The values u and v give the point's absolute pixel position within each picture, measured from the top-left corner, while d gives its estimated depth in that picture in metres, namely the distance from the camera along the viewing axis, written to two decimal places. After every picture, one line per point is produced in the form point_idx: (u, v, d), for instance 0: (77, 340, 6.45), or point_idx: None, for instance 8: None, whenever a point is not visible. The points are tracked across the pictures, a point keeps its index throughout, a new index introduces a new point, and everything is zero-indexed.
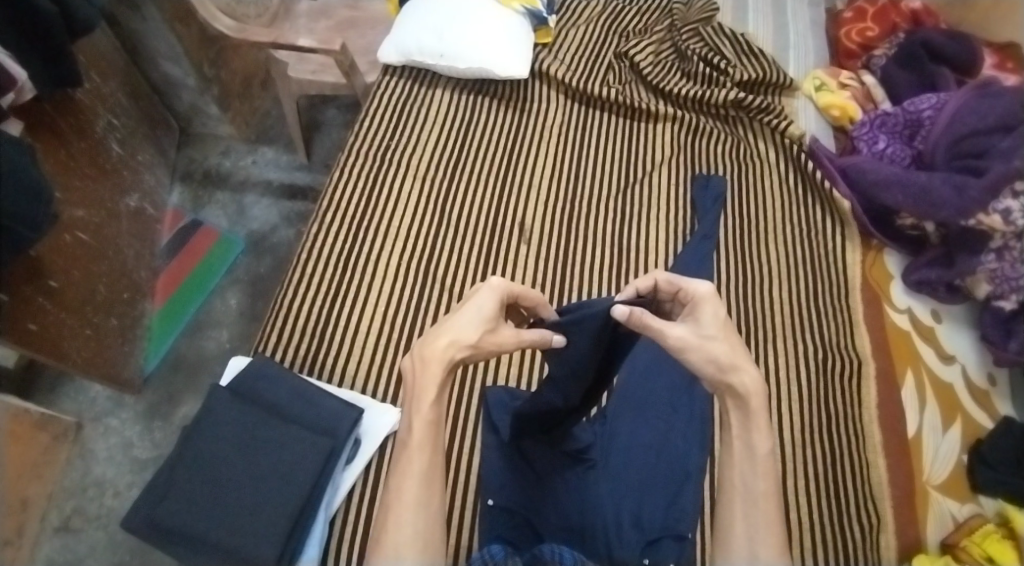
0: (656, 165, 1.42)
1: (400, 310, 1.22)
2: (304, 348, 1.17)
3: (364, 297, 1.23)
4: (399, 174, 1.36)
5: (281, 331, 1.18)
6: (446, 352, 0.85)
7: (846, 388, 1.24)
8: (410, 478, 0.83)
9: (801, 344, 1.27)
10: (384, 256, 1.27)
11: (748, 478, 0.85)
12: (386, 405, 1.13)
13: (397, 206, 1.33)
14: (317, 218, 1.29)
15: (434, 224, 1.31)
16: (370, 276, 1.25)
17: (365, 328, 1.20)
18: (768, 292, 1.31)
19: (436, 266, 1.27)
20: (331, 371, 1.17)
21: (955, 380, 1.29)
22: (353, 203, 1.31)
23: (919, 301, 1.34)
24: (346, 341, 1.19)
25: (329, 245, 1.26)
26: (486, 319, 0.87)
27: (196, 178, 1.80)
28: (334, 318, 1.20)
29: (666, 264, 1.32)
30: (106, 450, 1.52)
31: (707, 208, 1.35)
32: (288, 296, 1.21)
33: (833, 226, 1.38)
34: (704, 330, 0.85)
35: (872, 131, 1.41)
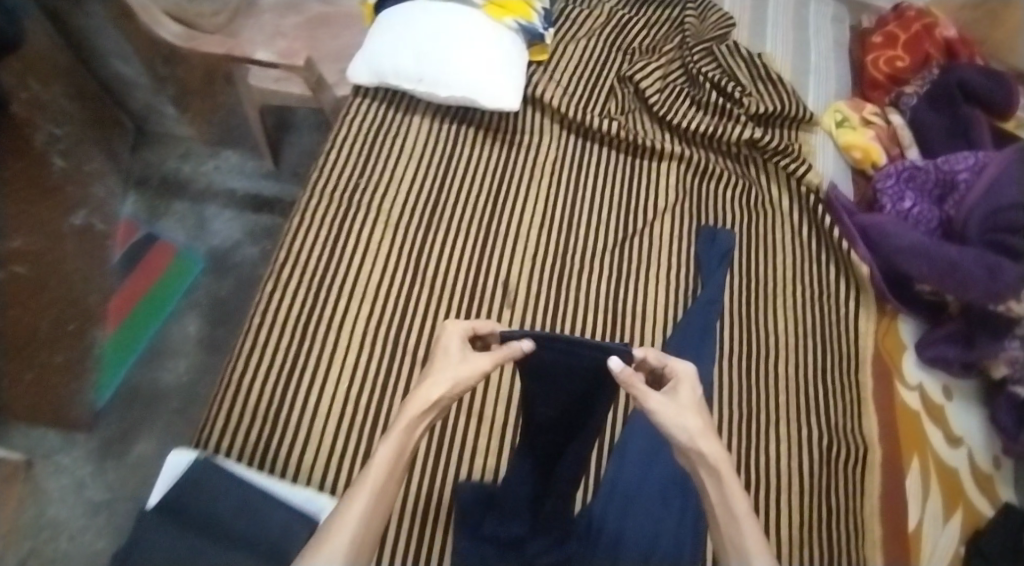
0: (658, 214, 1.28)
1: (367, 388, 1.11)
2: (255, 435, 1.05)
3: (328, 372, 1.11)
4: (370, 222, 1.22)
5: (228, 414, 1.06)
6: (424, 402, 0.77)
7: (851, 477, 1.14)
8: (359, 514, 0.72)
9: (807, 430, 1.16)
10: (353, 321, 1.15)
11: (733, 532, 0.74)
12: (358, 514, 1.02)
13: (368, 258, 1.20)
14: (276, 276, 1.16)
15: (409, 283, 1.19)
16: (337, 345, 1.13)
17: (331, 411, 1.09)
18: (773, 366, 1.19)
19: (411, 331, 1.16)
20: (289, 463, 1.05)
21: (961, 465, 1.21)
22: (316, 256, 1.18)
23: (930, 377, 1.25)
24: (304, 425, 1.07)
25: (292, 309, 1.14)
26: (452, 360, 0.81)
27: (153, 185, 1.64)
28: (293, 399, 1.08)
29: (664, 332, 1.19)
30: (58, 490, 1.39)
31: (713, 267, 1.22)
32: (242, 372, 1.09)
33: (848, 289, 1.26)
34: (682, 404, 0.79)
35: (899, 185, 1.26)
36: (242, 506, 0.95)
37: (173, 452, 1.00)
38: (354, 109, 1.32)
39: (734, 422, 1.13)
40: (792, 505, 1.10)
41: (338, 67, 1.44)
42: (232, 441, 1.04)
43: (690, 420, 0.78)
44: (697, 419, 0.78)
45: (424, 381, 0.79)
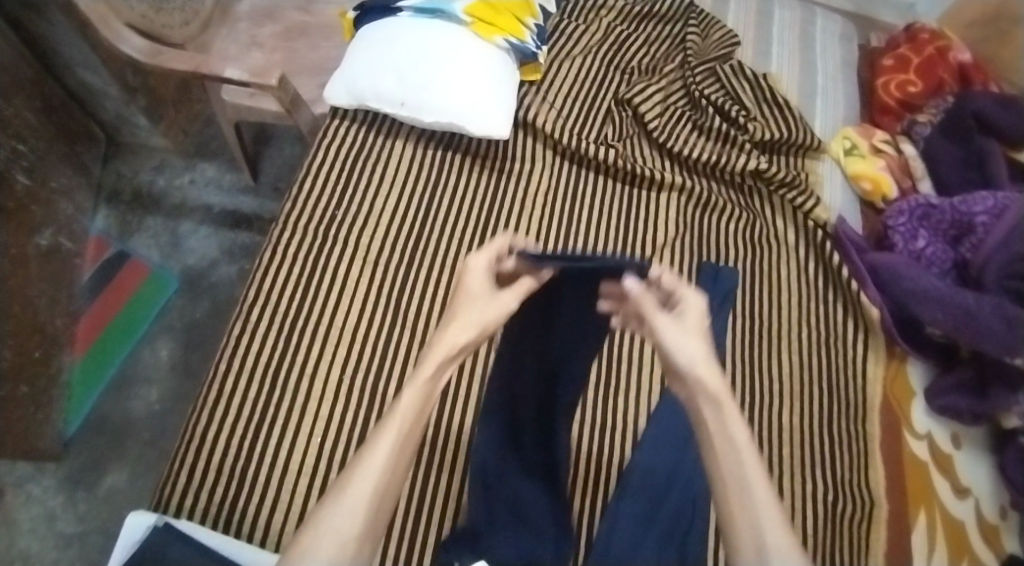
0: (658, 248, 1.20)
1: (341, 438, 1.05)
2: (222, 492, 1.00)
3: (301, 423, 1.05)
4: (348, 258, 1.16)
5: (192, 471, 1.00)
6: (453, 347, 0.76)
7: (856, 533, 1.07)
8: (383, 457, 0.69)
9: (810, 483, 1.07)
10: (330, 368, 1.08)
11: (735, 466, 0.69)
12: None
13: (346, 296, 1.13)
14: (246, 317, 1.09)
15: (390, 325, 1.13)
16: (313, 394, 1.07)
17: (303, 464, 1.03)
18: (779, 416, 1.11)
19: (391, 375, 1.09)
20: (258, 523, 0.99)
21: (967, 517, 1.14)
22: (289, 296, 1.11)
23: (938, 425, 1.19)
24: (274, 483, 1.01)
25: (264, 354, 1.07)
26: (480, 304, 0.79)
27: (125, 199, 1.56)
28: (263, 453, 1.02)
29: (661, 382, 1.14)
30: (29, 521, 1.35)
31: (717, 307, 1.14)
32: (207, 424, 1.03)
33: (856, 332, 1.19)
34: (687, 325, 0.76)
35: (912, 224, 1.19)
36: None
37: (133, 514, 0.94)
38: (332, 133, 1.24)
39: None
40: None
41: (315, 82, 1.37)
42: (197, 499, 0.99)
43: (695, 349, 0.74)
44: (701, 345, 0.75)
45: (453, 323, 0.78)
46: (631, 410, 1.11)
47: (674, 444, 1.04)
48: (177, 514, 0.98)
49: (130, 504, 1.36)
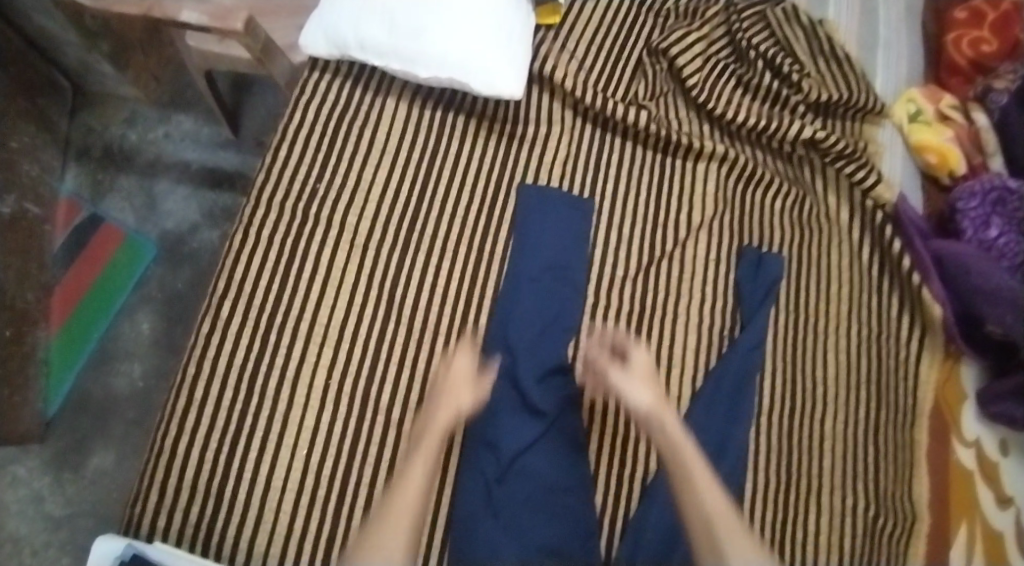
0: (691, 232, 0.98)
1: (326, 459, 0.81)
2: (197, 511, 0.79)
3: (254, 464, 0.80)
4: (321, 243, 0.89)
5: (165, 488, 0.79)
6: (451, 413, 0.77)
7: (897, 549, 0.93)
8: (415, 490, 0.69)
9: (851, 498, 0.93)
10: (286, 395, 0.83)
11: (684, 480, 0.71)
12: None
13: (324, 288, 0.87)
14: (215, 313, 0.85)
15: (375, 332, 0.87)
16: (266, 426, 0.82)
17: (263, 511, 0.79)
18: (816, 424, 0.95)
19: (377, 399, 0.84)
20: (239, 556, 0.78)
21: (1008, 530, 0.99)
22: (263, 285, 0.86)
23: (988, 430, 1.04)
24: (227, 530, 0.78)
25: (215, 365, 0.83)
26: (466, 375, 0.80)
27: (95, 156, 1.41)
28: (240, 471, 0.80)
29: (693, 382, 0.92)
30: (17, 503, 1.24)
31: (756, 302, 0.96)
32: (174, 438, 0.80)
33: (910, 329, 1.03)
34: (631, 379, 0.81)
35: (983, 210, 1.04)
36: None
37: (99, 541, 0.74)
38: (311, 88, 0.97)
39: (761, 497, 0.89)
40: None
41: (294, 28, 1.20)
42: (170, 519, 0.78)
43: (643, 395, 0.79)
44: (647, 391, 0.79)
45: (450, 388, 0.78)
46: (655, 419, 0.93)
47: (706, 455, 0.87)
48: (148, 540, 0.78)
49: (119, 486, 1.26)
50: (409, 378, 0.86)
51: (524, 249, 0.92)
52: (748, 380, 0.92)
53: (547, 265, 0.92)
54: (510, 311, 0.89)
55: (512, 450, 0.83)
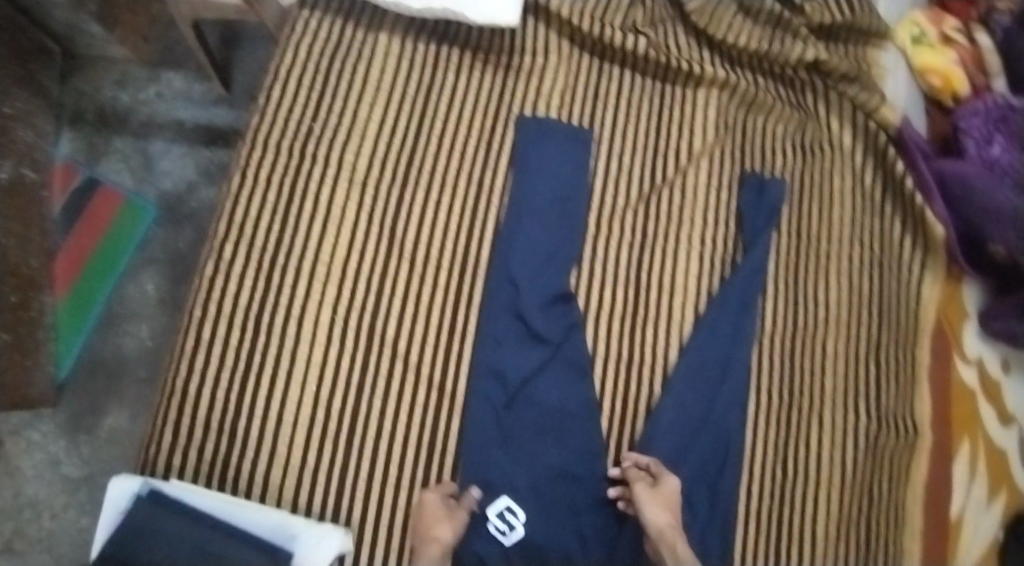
0: (693, 158, 0.98)
1: (336, 391, 0.83)
2: (212, 449, 0.81)
3: (266, 395, 0.82)
4: (321, 181, 0.89)
5: (178, 427, 0.81)
6: (436, 548, 0.74)
7: (897, 461, 0.99)
8: None
9: (852, 416, 0.97)
10: (295, 327, 0.84)
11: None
12: (327, 527, 0.77)
13: (326, 224, 0.87)
14: (217, 254, 0.85)
15: (379, 261, 0.87)
16: (277, 360, 0.83)
17: (278, 441, 0.82)
18: (819, 344, 0.97)
19: (384, 331, 0.86)
20: (256, 487, 0.81)
21: (1010, 446, 1.06)
22: (266, 226, 0.86)
23: (990, 349, 1.07)
24: (245, 460, 0.81)
25: (223, 299, 0.84)
26: (439, 508, 0.78)
27: (89, 120, 1.40)
28: (252, 409, 0.82)
29: (695, 309, 0.93)
30: (33, 467, 1.26)
31: (759, 229, 0.96)
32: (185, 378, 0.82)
33: (913, 249, 1.03)
34: (656, 507, 0.79)
35: (987, 128, 1.04)
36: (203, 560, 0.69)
37: (112, 481, 0.74)
38: (300, 28, 0.94)
39: (764, 411, 0.94)
40: (824, 511, 0.95)
41: None
42: (186, 457, 0.80)
43: (659, 517, 0.79)
44: (664, 513, 0.79)
45: (430, 524, 0.76)
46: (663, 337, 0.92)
47: (713, 375, 0.91)
48: (165, 478, 0.80)
49: (134, 445, 1.28)
50: (414, 310, 0.87)
51: (524, 183, 0.92)
52: (752, 301, 0.93)
53: (547, 198, 0.92)
54: (513, 240, 0.89)
55: (519, 376, 0.86)
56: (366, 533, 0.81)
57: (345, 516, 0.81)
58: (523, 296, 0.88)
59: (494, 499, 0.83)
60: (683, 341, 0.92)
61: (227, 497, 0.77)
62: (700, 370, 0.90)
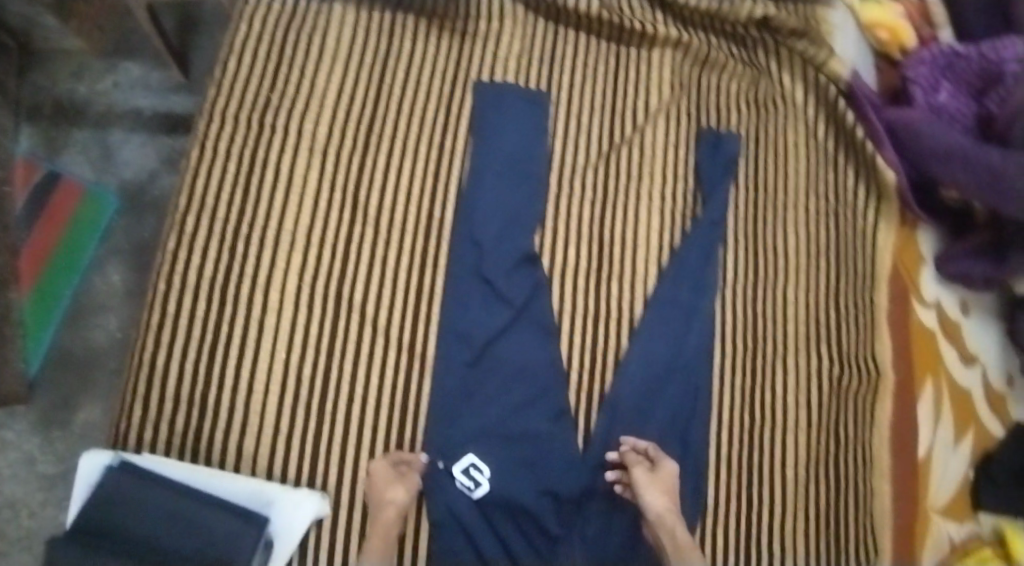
0: (650, 116, 1.00)
1: (306, 358, 0.85)
2: (184, 422, 0.82)
3: (236, 366, 0.83)
4: (281, 149, 0.90)
5: (148, 403, 0.81)
6: (393, 512, 0.79)
7: (861, 403, 1.03)
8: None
9: (814, 360, 1.00)
10: (262, 296, 0.85)
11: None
12: (302, 491, 0.80)
13: (289, 193, 0.89)
14: (180, 227, 0.86)
15: (344, 225, 0.89)
16: (244, 332, 0.84)
17: (249, 410, 0.83)
18: (780, 291, 1.00)
19: (352, 296, 0.87)
20: (229, 457, 0.82)
21: (974, 386, 1.09)
22: (228, 199, 0.87)
23: (948, 292, 1.10)
24: (216, 431, 0.82)
25: (190, 272, 0.85)
26: (391, 474, 0.81)
27: (46, 113, 1.32)
28: (222, 380, 0.83)
29: (658, 262, 0.96)
30: (9, 466, 1.19)
31: (716, 183, 0.98)
32: (153, 353, 0.83)
33: (866, 198, 1.07)
34: (657, 495, 0.82)
35: (934, 76, 1.05)
36: (183, 527, 0.72)
37: (82, 457, 0.76)
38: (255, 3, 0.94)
39: (730, 362, 0.96)
40: (791, 455, 0.98)
41: None
42: (157, 431, 0.81)
43: (662, 505, 0.82)
44: (665, 500, 0.82)
45: (382, 490, 0.80)
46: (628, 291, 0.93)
47: (676, 327, 0.93)
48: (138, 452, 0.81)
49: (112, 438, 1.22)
50: (381, 274, 0.88)
51: (485, 147, 0.93)
52: (713, 253, 0.96)
53: (506, 159, 0.93)
54: (475, 202, 0.91)
55: (486, 335, 0.88)
56: (343, 496, 0.83)
57: (321, 481, 0.83)
58: (489, 258, 0.89)
59: (459, 458, 0.85)
60: (648, 294, 0.94)
61: (200, 467, 0.79)
62: (665, 321, 0.93)
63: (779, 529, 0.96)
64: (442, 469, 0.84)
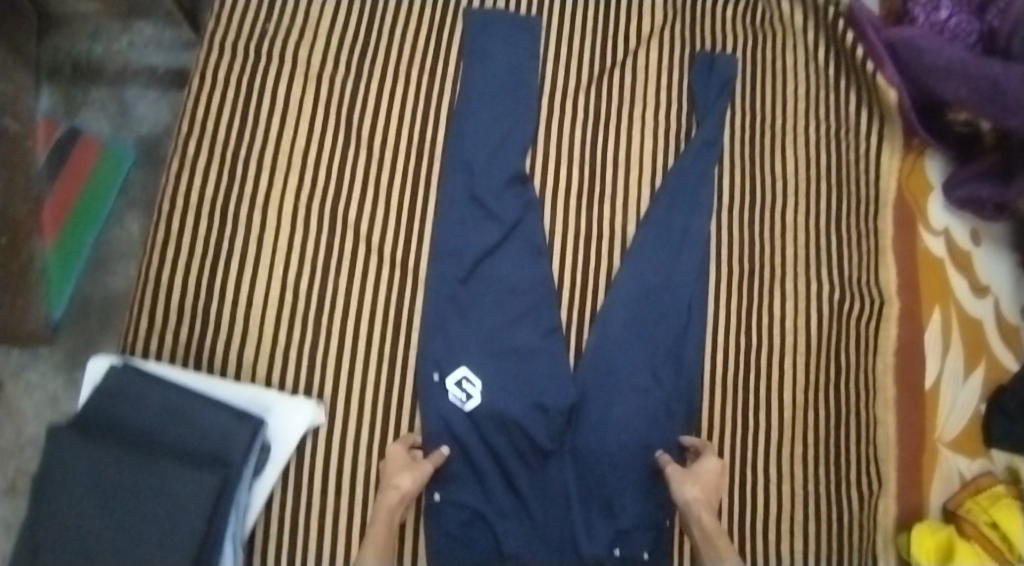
0: (643, 41, 1.00)
1: (302, 273, 0.88)
2: (188, 331, 0.86)
3: (235, 279, 0.87)
4: (275, 74, 0.93)
5: (154, 312, 0.86)
6: (394, 496, 0.79)
7: (864, 332, 0.99)
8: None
9: (815, 284, 0.98)
10: (260, 214, 0.89)
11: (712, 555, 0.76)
12: (297, 399, 0.84)
13: (286, 117, 0.92)
14: (182, 151, 0.90)
15: (338, 147, 0.91)
16: (245, 245, 0.88)
17: (250, 320, 0.87)
18: (778, 214, 0.99)
19: (347, 214, 0.90)
20: (231, 365, 0.86)
21: (986, 317, 1.05)
22: (226, 122, 0.91)
23: (957, 219, 1.07)
24: (220, 342, 0.86)
25: (195, 190, 0.89)
26: (403, 459, 0.82)
27: (66, 74, 1.30)
28: (223, 292, 0.87)
29: (652, 185, 0.95)
30: (33, 407, 1.20)
31: (711, 102, 0.97)
32: (159, 267, 0.87)
33: (869, 122, 1.04)
34: (690, 483, 0.82)
35: None
36: (180, 422, 0.77)
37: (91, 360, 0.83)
38: None
39: (726, 282, 0.96)
40: (789, 379, 0.96)
41: None
42: (163, 341, 0.86)
43: (690, 490, 0.81)
44: (695, 486, 0.81)
45: (392, 472, 0.81)
46: (619, 206, 0.94)
47: (672, 245, 0.92)
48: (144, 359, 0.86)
49: None
50: (375, 193, 0.90)
51: (476, 71, 0.94)
52: (709, 172, 0.94)
53: (496, 82, 0.94)
54: (464, 125, 0.92)
55: (478, 251, 0.89)
56: (339, 404, 0.86)
57: (318, 390, 0.86)
58: (479, 178, 0.90)
59: (451, 370, 0.86)
60: (642, 216, 0.93)
61: (202, 374, 0.84)
62: (660, 239, 0.92)
63: (777, 452, 0.95)
64: (437, 382, 0.86)
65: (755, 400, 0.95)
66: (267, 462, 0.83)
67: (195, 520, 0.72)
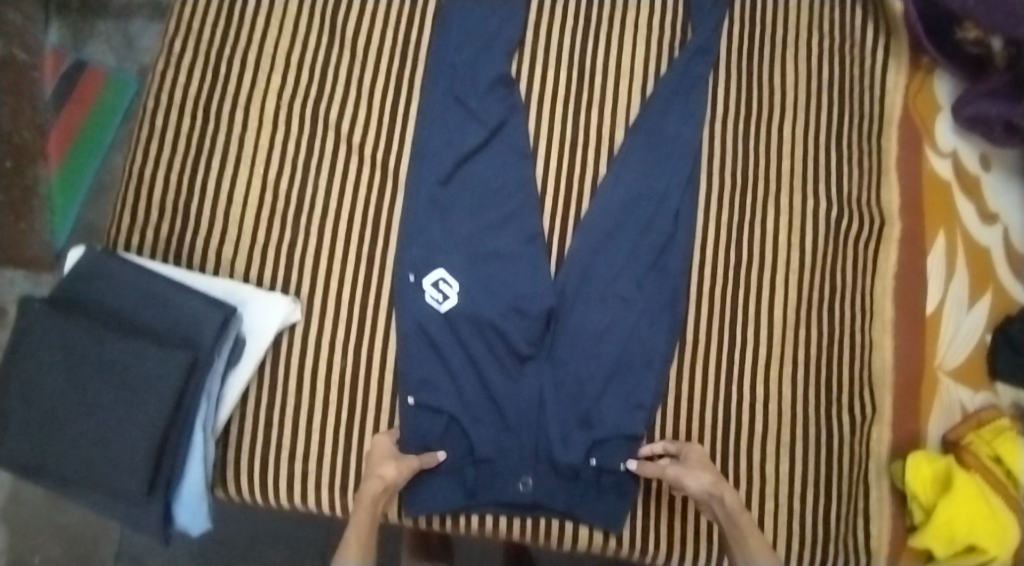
0: None
1: (282, 175, 0.87)
2: (168, 227, 0.86)
3: (215, 178, 0.87)
4: None
5: (135, 208, 0.86)
6: (378, 485, 0.78)
7: (863, 252, 0.95)
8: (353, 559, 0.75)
9: (811, 200, 0.95)
10: (241, 114, 0.88)
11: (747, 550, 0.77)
12: (272, 296, 0.82)
13: (270, 23, 0.91)
14: (167, 52, 0.90)
15: (322, 52, 0.90)
16: (223, 144, 0.87)
17: (229, 218, 0.86)
18: (773, 129, 0.96)
19: (328, 116, 0.89)
20: (209, 261, 0.86)
21: (993, 244, 0.98)
22: (212, 27, 0.91)
23: (967, 142, 1.00)
24: (200, 238, 0.86)
25: (177, 90, 0.89)
26: (388, 452, 0.81)
27: (74, 6, 1.29)
28: (203, 190, 0.87)
29: (642, 94, 0.92)
30: None
31: (706, 10, 0.94)
32: (141, 165, 0.87)
33: (874, 39, 1.01)
34: (697, 476, 0.80)
35: None
36: (152, 305, 0.77)
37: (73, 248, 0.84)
38: None
39: (716, 197, 0.94)
40: (780, 297, 0.93)
41: None
42: (144, 237, 0.86)
43: (702, 479, 0.80)
44: (707, 475, 0.80)
45: (377, 462, 0.80)
46: (607, 116, 0.91)
47: (658, 153, 0.89)
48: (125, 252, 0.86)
49: None
50: (356, 97, 0.89)
51: None
52: (702, 80, 0.92)
53: None
54: (448, 32, 0.90)
55: (459, 154, 0.87)
56: (316, 303, 0.85)
57: (294, 289, 0.85)
58: (462, 84, 0.89)
59: (429, 272, 0.85)
60: (630, 125, 0.91)
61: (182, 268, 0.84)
62: (645, 149, 0.89)
63: (765, 371, 0.91)
64: (414, 282, 0.85)
65: (743, 317, 0.92)
66: (242, 356, 0.82)
67: (161, 400, 0.73)
